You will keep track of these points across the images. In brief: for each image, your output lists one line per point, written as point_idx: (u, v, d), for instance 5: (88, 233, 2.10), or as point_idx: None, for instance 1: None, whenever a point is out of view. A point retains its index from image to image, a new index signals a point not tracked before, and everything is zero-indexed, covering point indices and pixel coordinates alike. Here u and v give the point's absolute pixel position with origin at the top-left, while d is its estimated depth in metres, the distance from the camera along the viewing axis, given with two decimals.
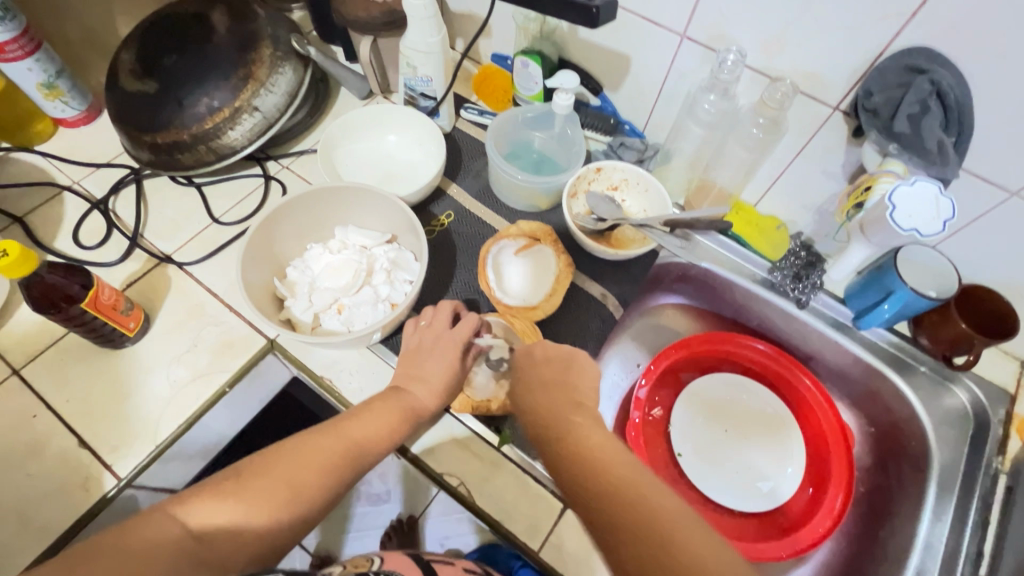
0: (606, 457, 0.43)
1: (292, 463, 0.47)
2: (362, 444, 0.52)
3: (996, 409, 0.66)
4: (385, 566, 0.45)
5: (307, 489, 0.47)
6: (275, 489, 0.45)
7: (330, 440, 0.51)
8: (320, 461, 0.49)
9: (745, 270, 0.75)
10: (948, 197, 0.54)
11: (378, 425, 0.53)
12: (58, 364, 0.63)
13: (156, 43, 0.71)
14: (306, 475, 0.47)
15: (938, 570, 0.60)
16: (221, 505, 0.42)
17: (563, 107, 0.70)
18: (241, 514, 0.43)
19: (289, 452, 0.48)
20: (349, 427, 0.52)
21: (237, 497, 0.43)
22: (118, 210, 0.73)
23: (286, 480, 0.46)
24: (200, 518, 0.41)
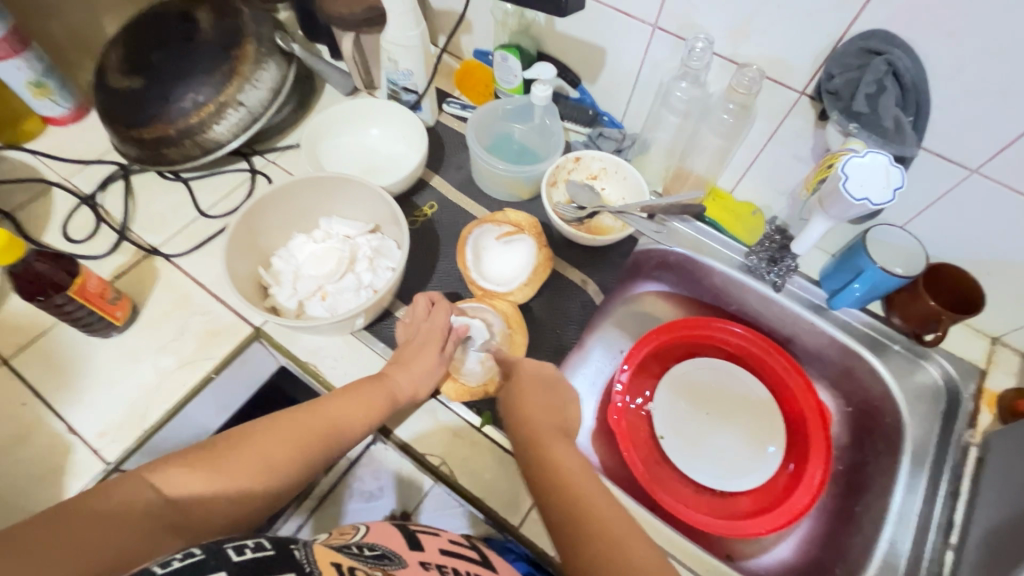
0: (577, 478, 0.48)
1: (268, 440, 0.48)
2: (340, 424, 0.53)
3: (967, 384, 0.68)
4: (367, 539, 0.45)
5: (286, 463, 0.48)
6: (251, 462, 0.46)
7: (306, 419, 0.51)
8: (300, 437, 0.50)
9: (723, 255, 0.77)
10: (898, 168, 0.55)
11: (355, 408, 0.54)
12: (47, 354, 0.64)
13: (142, 42, 0.72)
14: (281, 452, 0.48)
15: (909, 539, 0.62)
16: (194, 476, 0.43)
17: (541, 98, 0.72)
18: (213, 485, 0.44)
19: (270, 427, 0.49)
20: (331, 407, 0.53)
21: (209, 469, 0.44)
22: (106, 204, 0.75)
23: (262, 454, 0.47)
24: (174, 486, 0.42)
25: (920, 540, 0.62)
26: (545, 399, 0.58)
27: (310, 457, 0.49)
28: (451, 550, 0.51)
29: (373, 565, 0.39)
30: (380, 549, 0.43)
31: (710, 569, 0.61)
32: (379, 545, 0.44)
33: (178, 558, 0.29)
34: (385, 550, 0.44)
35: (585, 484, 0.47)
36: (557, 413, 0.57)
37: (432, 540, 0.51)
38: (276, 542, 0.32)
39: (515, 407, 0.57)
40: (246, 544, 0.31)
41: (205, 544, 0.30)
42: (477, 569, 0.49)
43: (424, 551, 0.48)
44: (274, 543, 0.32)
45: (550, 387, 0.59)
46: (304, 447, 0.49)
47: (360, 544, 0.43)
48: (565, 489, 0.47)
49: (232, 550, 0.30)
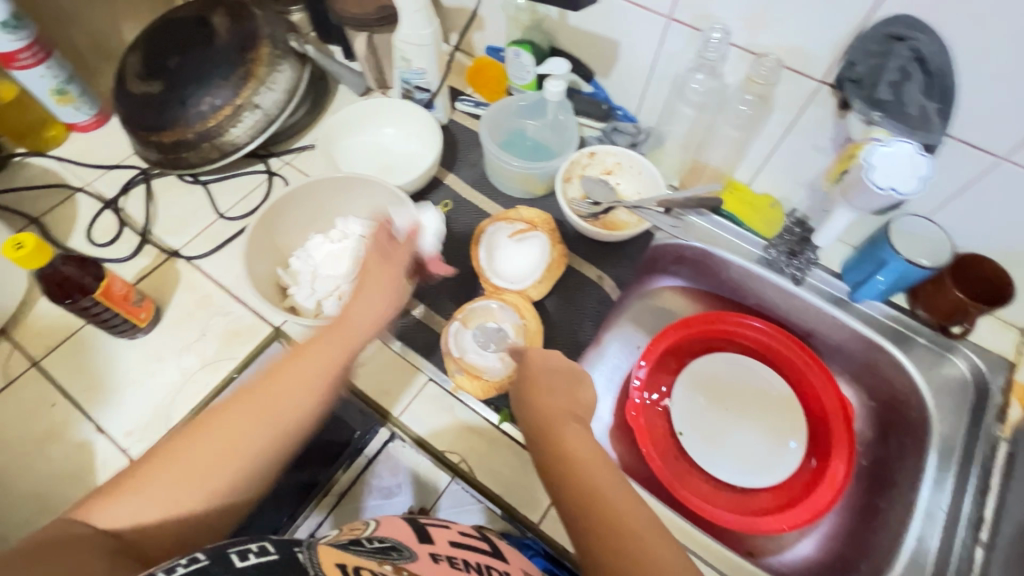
0: (595, 475, 0.45)
1: (205, 441, 0.44)
2: (286, 400, 0.47)
3: (996, 377, 0.66)
4: (379, 532, 0.46)
5: (232, 460, 0.44)
6: (186, 470, 0.42)
7: (245, 405, 0.46)
8: (243, 429, 0.45)
9: (742, 249, 0.76)
10: (926, 155, 0.54)
11: (298, 377, 0.49)
12: (74, 355, 0.65)
13: (161, 46, 0.73)
14: (221, 448, 0.44)
15: (937, 535, 0.61)
16: (127, 502, 0.40)
17: (556, 94, 0.72)
18: (148, 505, 0.40)
19: (210, 424, 0.45)
20: (273, 385, 0.48)
21: (141, 492, 0.41)
22: (128, 208, 0.76)
23: (198, 458, 0.43)
24: (107, 516, 0.39)
25: (948, 536, 0.61)
26: (557, 386, 0.54)
27: (257, 448, 0.45)
28: (461, 542, 0.51)
29: (381, 559, 0.38)
30: (391, 541, 0.44)
31: (729, 564, 0.61)
32: (390, 538, 0.45)
33: (184, 563, 0.29)
34: (396, 542, 0.44)
35: (603, 481, 0.45)
36: (567, 399, 0.53)
37: (442, 532, 0.51)
38: (280, 545, 0.32)
39: (529, 399, 0.53)
40: (251, 548, 0.31)
41: (210, 547, 0.31)
42: (489, 560, 0.49)
43: (434, 544, 0.47)
44: (279, 547, 0.32)
45: (565, 376, 0.55)
46: (247, 438, 0.45)
47: (369, 538, 0.43)
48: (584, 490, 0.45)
49: (236, 555, 0.30)
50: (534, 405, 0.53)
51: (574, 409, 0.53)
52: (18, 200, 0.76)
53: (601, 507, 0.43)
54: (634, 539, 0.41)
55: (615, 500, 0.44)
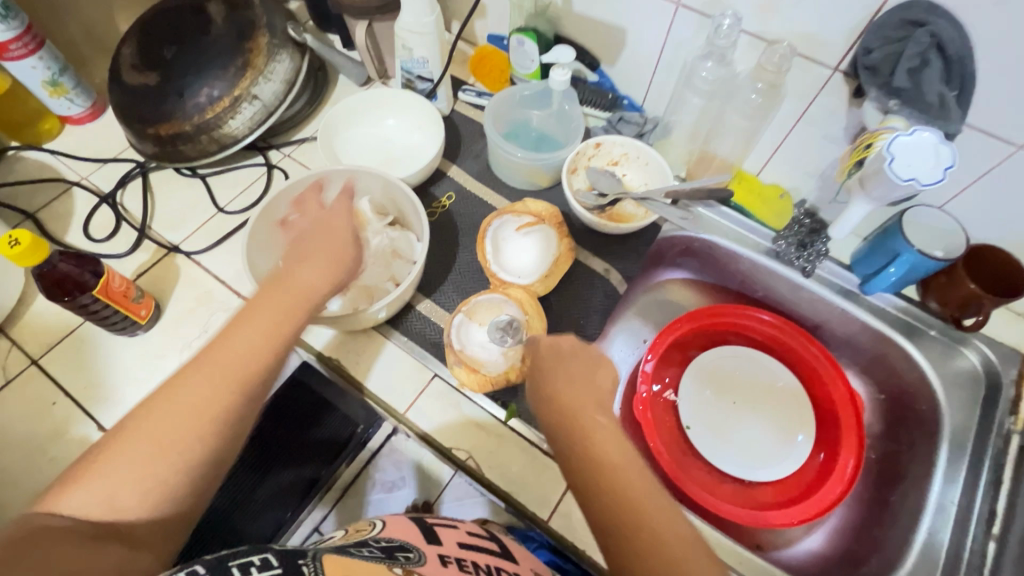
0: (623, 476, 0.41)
1: (160, 413, 0.39)
2: (246, 356, 0.43)
3: (1008, 370, 0.65)
4: (385, 533, 0.45)
5: (204, 424, 0.39)
6: (146, 445, 0.38)
7: (201, 369, 0.42)
8: (209, 392, 0.40)
9: (750, 240, 0.73)
10: (948, 145, 0.53)
11: (254, 331, 0.44)
12: (73, 353, 0.64)
13: (156, 36, 0.72)
14: (181, 418, 0.39)
15: (949, 530, 0.61)
16: (86, 491, 0.35)
17: (560, 83, 0.70)
18: (108, 488, 0.36)
19: (170, 390, 0.40)
20: (230, 344, 0.43)
21: (97, 478, 0.36)
22: (125, 203, 0.75)
23: (154, 431, 0.38)
24: (72, 502, 0.35)
25: (960, 530, 0.60)
26: (575, 369, 0.49)
27: (228, 411, 0.41)
28: (470, 543, 0.50)
29: (390, 563, 0.38)
30: (398, 541, 0.44)
31: (742, 561, 0.60)
32: (397, 538, 0.44)
33: None
34: (404, 543, 0.44)
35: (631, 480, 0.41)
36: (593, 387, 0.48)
37: (450, 534, 0.50)
38: (283, 558, 0.31)
39: (543, 386, 0.49)
40: (252, 561, 0.30)
41: (209, 559, 0.29)
42: (499, 561, 0.49)
43: (442, 545, 0.47)
44: (281, 560, 0.31)
45: (584, 357, 0.50)
46: (215, 400, 0.40)
47: (376, 537, 0.43)
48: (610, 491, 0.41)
49: (237, 569, 0.29)
50: (553, 390, 0.48)
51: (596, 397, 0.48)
52: (13, 194, 0.75)
53: (635, 515, 0.39)
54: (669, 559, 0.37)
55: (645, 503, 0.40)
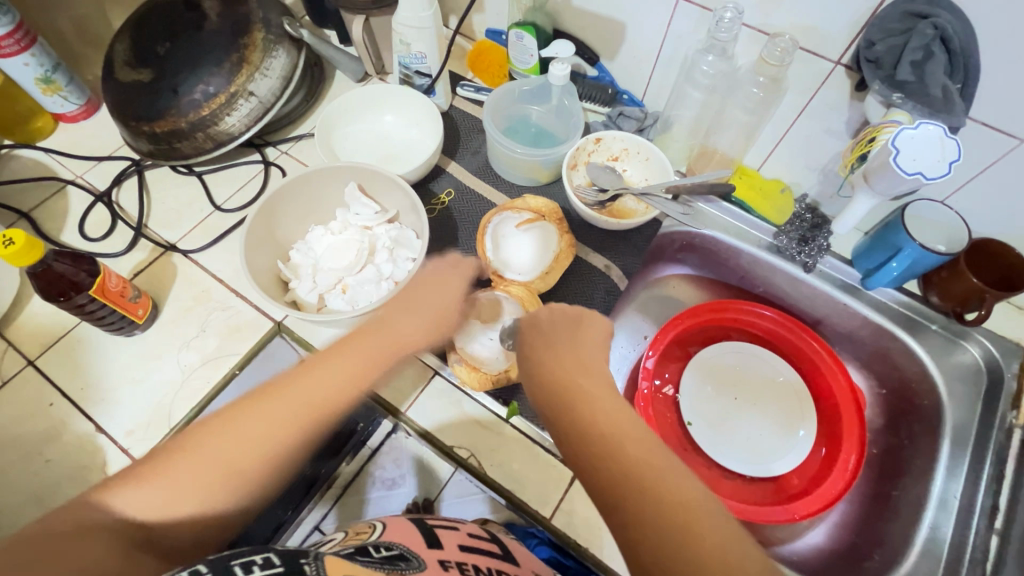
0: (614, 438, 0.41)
1: (234, 437, 0.42)
2: (324, 398, 0.45)
3: (1010, 363, 0.64)
4: (384, 537, 0.45)
5: (258, 459, 0.42)
6: (212, 467, 0.41)
7: (281, 403, 0.44)
8: (271, 429, 0.43)
9: (751, 236, 0.74)
10: (953, 139, 0.52)
11: (338, 376, 0.47)
12: (70, 354, 0.64)
13: (150, 32, 0.71)
14: (251, 447, 0.42)
15: (951, 525, 0.61)
16: (150, 493, 0.39)
17: (560, 77, 0.69)
18: (171, 496, 0.39)
19: (242, 415, 0.43)
20: (309, 385, 0.45)
21: (164, 482, 0.39)
22: (121, 202, 0.74)
23: (225, 454, 0.41)
24: (129, 499, 0.38)
25: (963, 525, 0.60)
26: (564, 339, 0.49)
27: (283, 450, 0.43)
28: (471, 546, 0.50)
29: (388, 571, 0.37)
30: (398, 548, 0.43)
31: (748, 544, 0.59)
32: (397, 545, 0.44)
33: None
34: (403, 550, 0.43)
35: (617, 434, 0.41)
36: (573, 360, 0.47)
37: (451, 536, 0.50)
38: (286, 557, 0.31)
39: (531, 357, 0.49)
40: (255, 560, 0.30)
41: (213, 558, 0.30)
42: (501, 565, 0.49)
43: (444, 548, 0.47)
44: (284, 559, 0.31)
45: (563, 331, 0.50)
46: (276, 438, 0.43)
47: (376, 544, 0.42)
48: (595, 447, 0.41)
49: (240, 568, 0.29)
50: (542, 358, 0.48)
51: (585, 362, 0.47)
52: (6, 193, 0.74)
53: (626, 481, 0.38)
54: (654, 504, 0.37)
55: (629, 453, 0.40)
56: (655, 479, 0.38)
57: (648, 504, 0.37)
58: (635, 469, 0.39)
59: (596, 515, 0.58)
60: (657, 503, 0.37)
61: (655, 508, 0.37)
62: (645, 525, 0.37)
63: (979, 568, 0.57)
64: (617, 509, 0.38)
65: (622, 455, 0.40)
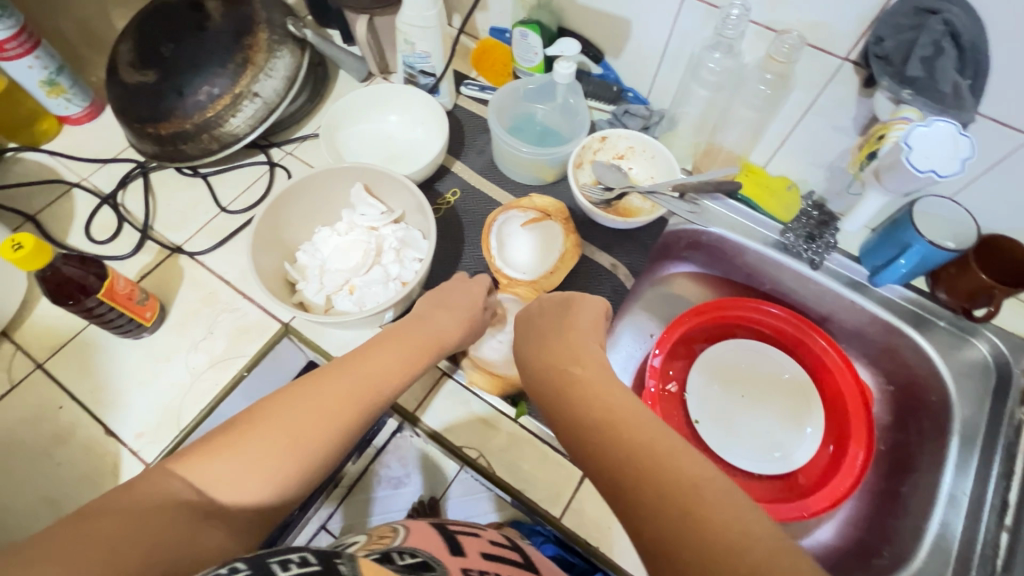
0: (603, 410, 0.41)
1: (298, 411, 0.43)
2: (379, 379, 0.48)
3: (1020, 359, 0.64)
4: (408, 542, 0.45)
5: (320, 435, 0.42)
6: (279, 438, 0.41)
7: (340, 380, 0.46)
8: (331, 408, 0.44)
9: (757, 233, 0.74)
10: (966, 136, 0.52)
11: (390, 359, 0.50)
12: (78, 357, 0.64)
13: (153, 33, 0.70)
14: (316, 421, 0.43)
15: (962, 521, 0.61)
16: (224, 464, 0.38)
17: (565, 76, 0.69)
18: (243, 467, 0.39)
19: (301, 395, 0.44)
20: (362, 370, 0.48)
21: (235, 454, 0.39)
22: (127, 204, 0.74)
23: (290, 427, 0.42)
24: (202, 470, 0.38)
25: (973, 522, 0.60)
26: (561, 339, 0.51)
27: (343, 430, 0.44)
28: (493, 553, 0.50)
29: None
30: (422, 555, 0.43)
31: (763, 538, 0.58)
32: (420, 551, 0.43)
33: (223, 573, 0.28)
34: (427, 557, 0.43)
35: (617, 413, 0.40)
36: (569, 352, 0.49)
37: (473, 543, 0.50)
38: (320, 557, 0.31)
39: (533, 361, 0.50)
40: (291, 559, 0.30)
41: (247, 557, 0.29)
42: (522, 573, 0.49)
43: (466, 557, 0.47)
44: (319, 558, 0.31)
45: (557, 328, 0.53)
46: (336, 416, 0.44)
47: (400, 550, 0.42)
48: (594, 426, 0.40)
49: (277, 566, 0.29)
50: (543, 358, 0.50)
51: (582, 355, 0.48)
52: (11, 196, 0.74)
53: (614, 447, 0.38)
54: (653, 477, 0.34)
55: (627, 429, 0.38)
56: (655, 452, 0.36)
57: (646, 477, 0.35)
58: (634, 443, 0.37)
59: (606, 514, 0.58)
60: (654, 477, 0.34)
61: (654, 480, 0.34)
62: (643, 500, 0.34)
63: (990, 564, 0.57)
64: (617, 489, 0.35)
65: (622, 431, 0.38)
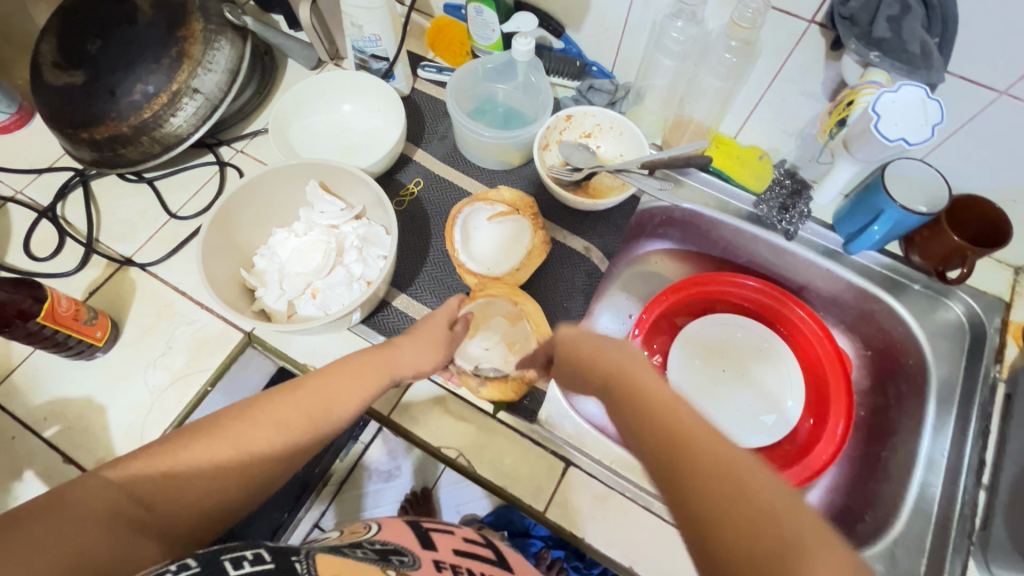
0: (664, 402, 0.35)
1: (244, 425, 0.42)
2: (334, 397, 0.46)
3: (992, 318, 0.65)
4: (380, 536, 0.44)
5: (263, 450, 0.42)
6: (218, 450, 0.40)
7: (292, 397, 0.45)
8: (281, 421, 0.43)
9: (730, 206, 0.73)
10: (935, 100, 0.51)
11: (345, 383, 0.47)
12: (28, 383, 0.60)
13: (76, 30, 0.65)
14: (257, 437, 0.42)
15: (940, 482, 0.62)
16: (170, 468, 0.38)
17: (523, 52, 0.66)
18: (187, 474, 0.39)
19: (253, 411, 0.43)
20: (321, 386, 0.46)
21: (177, 463, 0.39)
22: (68, 216, 0.69)
23: (231, 438, 0.41)
24: (146, 474, 0.38)
25: (951, 481, 0.61)
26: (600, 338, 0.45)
27: (293, 444, 0.43)
28: (466, 550, 0.49)
29: (382, 565, 0.36)
30: (393, 544, 0.42)
31: None
32: (392, 542, 0.43)
33: (173, 570, 0.27)
34: (399, 546, 0.43)
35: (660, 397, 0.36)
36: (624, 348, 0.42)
37: (445, 540, 0.49)
38: (276, 553, 0.30)
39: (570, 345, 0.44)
40: (245, 556, 0.29)
41: (202, 552, 0.28)
42: (492, 569, 0.48)
43: (437, 551, 0.46)
44: (275, 555, 0.30)
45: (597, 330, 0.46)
46: (285, 429, 0.43)
47: (371, 540, 0.42)
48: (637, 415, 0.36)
49: (229, 563, 0.28)
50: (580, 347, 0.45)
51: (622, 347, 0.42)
52: None
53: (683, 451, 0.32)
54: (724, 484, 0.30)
55: (680, 417, 0.34)
56: (713, 447, 0.31)
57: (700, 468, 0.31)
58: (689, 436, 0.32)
59: (592, 503, 0.58)
60: (718, 481, 0.30)
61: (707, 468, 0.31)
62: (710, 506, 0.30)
63: (969, 523, 0.58)
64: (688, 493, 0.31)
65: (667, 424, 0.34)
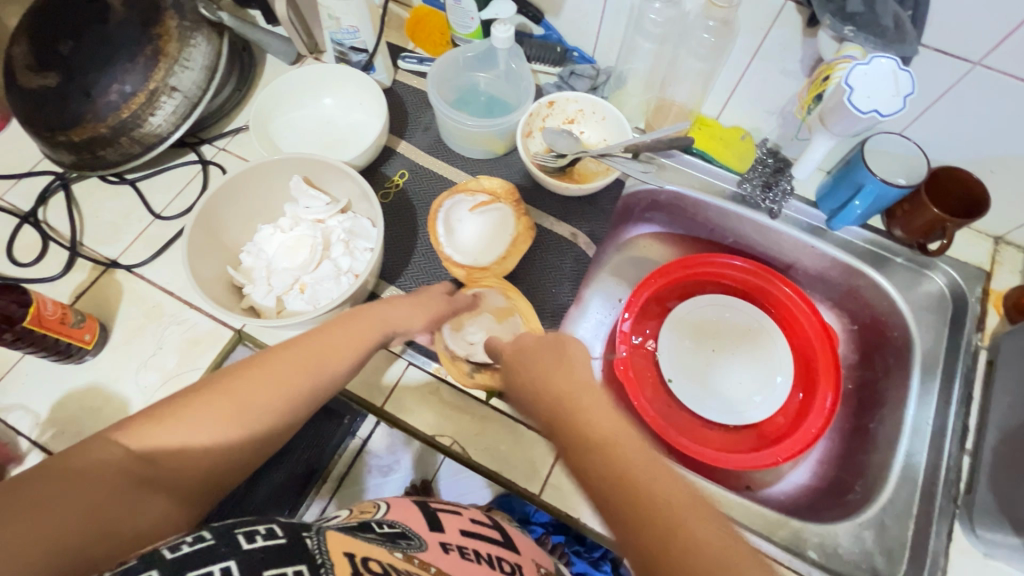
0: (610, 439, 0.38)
1: (243, 385, 0.41)
2: (330, 356, 0.46)
3: (973, 288, 0.67)
4: (389, 515, 0.44)
5: (269, 418, 0.42)
6: (220, 407, 0.40)
7: (287, 359, 0.44)
8: (279, 379, 0.43)
9: (715, 187, 0.73)
10: (907, 71, 0.51)
11: (341, 344, 0.47)
12: (19, 389, 0.60)
13: (48, 31, 0.64)
14: (258, 394, 0.42)
15: (927, 450, 0.63)
16: (172, 426, 0.38)
17: (503, 39, 0.65)
18: (189, 434, 0.38)
19: (250, 373, 0.42)
20: (314, 346, 0.46)
21: (178, 420, 0.38)
22: (50, 221, 0.69)
23: (233, 395, 0.41)
24: (148, 438, 0.37)
25: (937, 449, 0.62)
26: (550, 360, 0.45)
27: (293, 402, 0.43)
28: (472, 531, 0.50)
29: (390, 546, 0.37)
30: (400, 526, 0.42)
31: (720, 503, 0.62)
32: (399, 522, 0.43)
33: (188, 541, 0.28)
34: (406, 527, 0.43)
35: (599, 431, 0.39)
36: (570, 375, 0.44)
37: (453, 521, 0.50)
38: (288, 529, 0.31)
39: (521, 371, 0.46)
40: (257, 531, 0.30)
41: (215, 526, 0.29)
42: (501, 552, 0.49)
43: (445, 532, 0.46)
44: (287, 531, 0.30)
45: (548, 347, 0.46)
46: (286, 389, 0.43)
47: (379, 521, 0.42)
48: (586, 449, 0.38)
49: (243, 537, 0.29)
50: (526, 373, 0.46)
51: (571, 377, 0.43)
52: None
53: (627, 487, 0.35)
54: (637, 513, 0.34)
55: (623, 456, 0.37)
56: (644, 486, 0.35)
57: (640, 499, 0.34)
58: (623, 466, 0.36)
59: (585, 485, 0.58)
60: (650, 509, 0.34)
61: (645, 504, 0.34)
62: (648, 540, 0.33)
63: (954, 488, 0.60)
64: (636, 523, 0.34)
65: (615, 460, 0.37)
